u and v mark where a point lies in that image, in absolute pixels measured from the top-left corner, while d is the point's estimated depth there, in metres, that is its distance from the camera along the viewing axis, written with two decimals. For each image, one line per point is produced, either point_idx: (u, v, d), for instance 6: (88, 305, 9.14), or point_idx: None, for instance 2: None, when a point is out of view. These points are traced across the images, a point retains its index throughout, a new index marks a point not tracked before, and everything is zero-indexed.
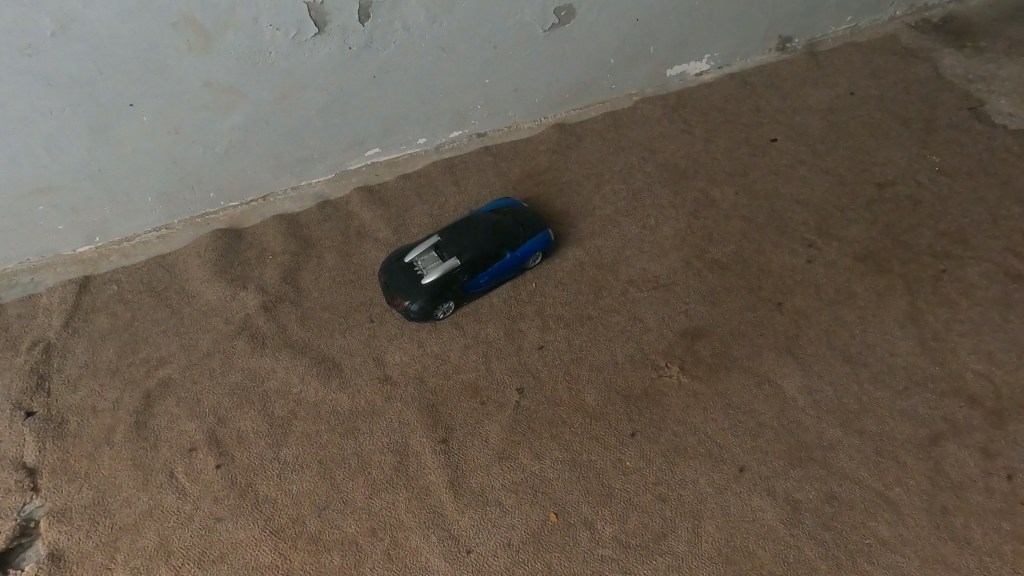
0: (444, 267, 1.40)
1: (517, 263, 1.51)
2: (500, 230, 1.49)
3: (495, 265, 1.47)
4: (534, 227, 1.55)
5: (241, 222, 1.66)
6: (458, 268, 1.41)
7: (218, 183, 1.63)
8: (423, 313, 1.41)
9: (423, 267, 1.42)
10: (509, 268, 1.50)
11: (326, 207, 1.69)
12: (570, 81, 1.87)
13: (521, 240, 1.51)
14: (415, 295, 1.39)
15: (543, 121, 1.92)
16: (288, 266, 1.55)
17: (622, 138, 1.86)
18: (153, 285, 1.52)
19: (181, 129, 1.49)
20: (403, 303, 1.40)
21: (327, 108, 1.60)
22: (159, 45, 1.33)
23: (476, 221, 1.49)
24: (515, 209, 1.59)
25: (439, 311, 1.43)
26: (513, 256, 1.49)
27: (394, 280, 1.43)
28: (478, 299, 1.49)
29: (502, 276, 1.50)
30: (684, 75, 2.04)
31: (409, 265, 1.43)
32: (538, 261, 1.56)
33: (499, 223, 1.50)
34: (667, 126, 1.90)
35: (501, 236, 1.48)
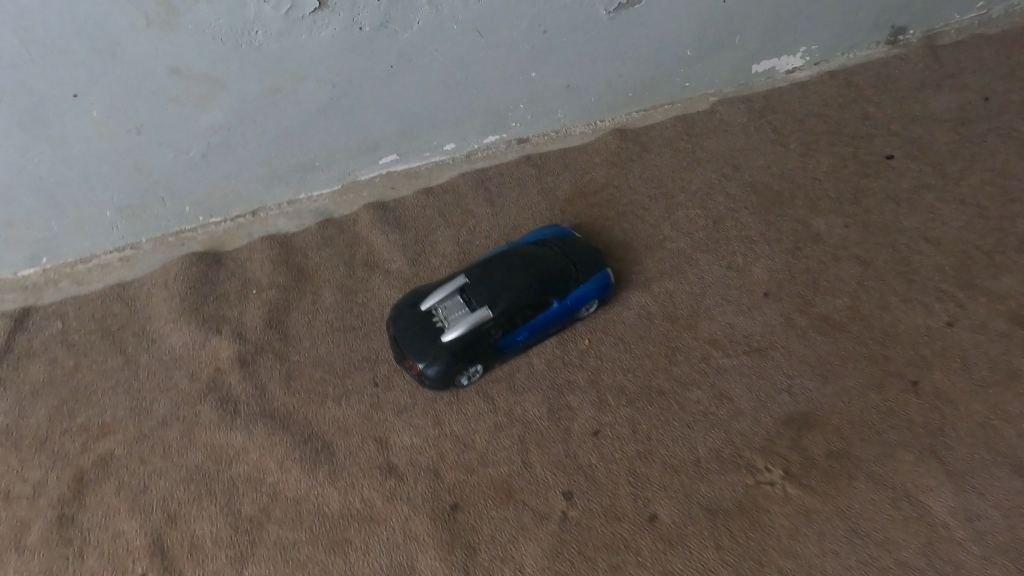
0: (472, 320, 1.06)
1: (567, 314, 1.16)
2: (547, 270, 1.14)
3: (539, 316, 1.13)
4: (590, 265, 1.20)
5: (222, 244, 1.34)
6: (491, 323, 1.07)
7: (195, 194, 1.31)
8: (442, 379, 1.08)
9: (445, 319, 1.08)
10: (556, 320, 1.15)
11: (328, 227, 1.36)
12: (634, 75, 1.50)
13: (573, 284, 1.16)
14: (432, 356, 1.06)
15: (599, 124, 1.56)
16: (276, 304, 1.23)
17: (697, 150, 1.50)
18: (104, 321, 1.22)
19: (144, 128, 1.17)
20: (417, 366, 1.07)
21: (330, 104, 1.27)
22: (106, 18, 1.00)
23: (516, 258, 1.15)
24: (565, 240, 1.24)
25: (463, 375, 1.10)
26: (563, 304, 1.14)
27: (406, 333, 1.09)
28: (515, 359, 1.15)
29: (546, 330, 1.15)
30: (773, 72, 1.66)
31: (427, 314, 1.10)
32: (594, 309, 1.21)
33: (545, 260, 1.16)
34: (753, 137, 1.53)
35: (548, 279, 1.13)
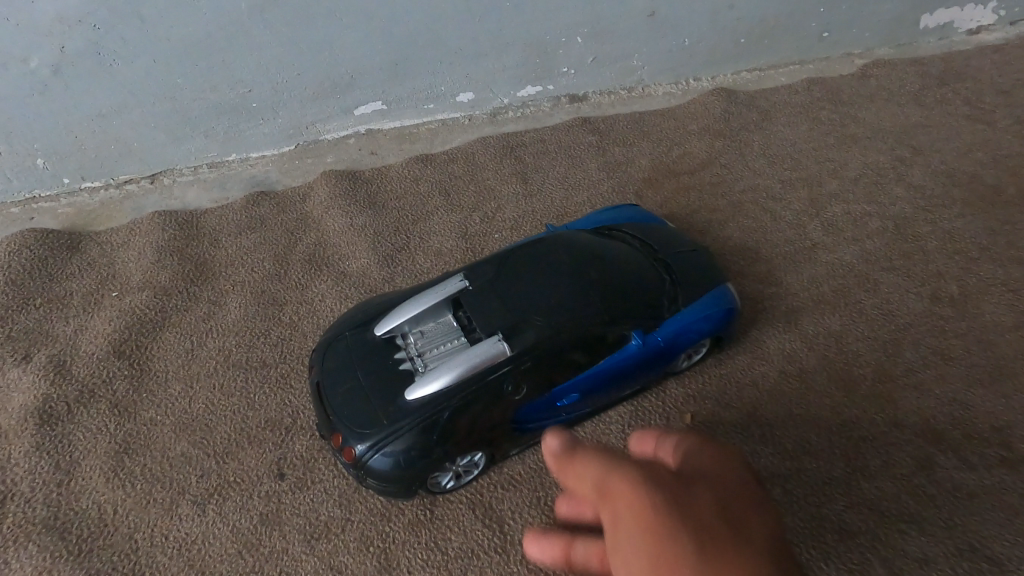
0: (469, 362, 0.52)
1: (658, 362, 0.61)
2: (620, 279, 0.60)
3: (605, 362, 0.58)
4: (698, 278, 0.65)
5: (92, 222, 0.85)
6: (511, 374, 0.53)
7: (53, 139, 0.82)
8: (402, 479, 0.53)
9: (419, 359, 0.54)
10: (636, 372, 0.60)
11: (260, 204, 0.85)
12: (751, 8, 0.98)
13: (669, 308, 0.61)
14: (385, 432, 0.52)
15: (692, 84, 1.05)
16: (141, 317, 0.71)
17: (848, 123, 0.96)
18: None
19: None
20: (352, 450, 0.52)
21: (269, 1, 0.77)
22: None
23: (564, 253, 0.61)
24: (649, 232, 0.69)
25: (446, 471, 0.55)
26: (652, 343, 0.59)
27: (338, 380, 0.55)
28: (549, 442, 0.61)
29: (615, 389, 0.60)
30: (951, 30, 1.12)
31: (384, 348, 0.56)
32: (702, 356, 0.65)
33: (617, 261, 0.62)
34: (935, 109, 0.98)
35: (623, 296, 0.59)
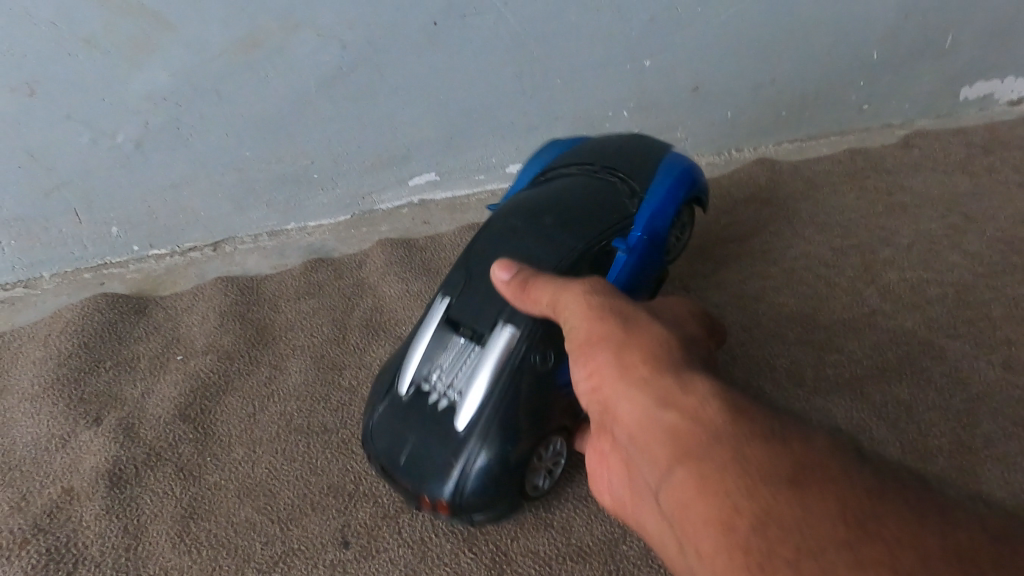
0: (493, 364, 0.52)
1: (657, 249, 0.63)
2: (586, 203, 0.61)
3: (618, 270, 0.60)
4: (648, 172, 0.67)
5: (158, 287, 0.87)
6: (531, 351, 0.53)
7: (127, 210, 0.87)
8: (499, 491, 0.54)
9: (451, 388, 0.53)
10: (645, 265, 0.62)
11: (318, 270, 0.87)
12: (792, 84, 1.02)
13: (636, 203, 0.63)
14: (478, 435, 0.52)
15: (735, 155, 1.08)
16: (205, 382, 0.73)
17: (895, 192, 0.97)
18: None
19: (39, 88, 0.74)
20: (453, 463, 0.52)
21: (335, 80, 0.83)
22: None
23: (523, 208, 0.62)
24: (585, 153, 0.70)
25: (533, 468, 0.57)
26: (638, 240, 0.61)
27: (401, 418, 0.54)
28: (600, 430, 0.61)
29: (640, 283, 0.63)
30: (992, 101, 1.14)
31: (415, 399, 0.54)
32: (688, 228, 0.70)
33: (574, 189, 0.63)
34: (982, 178, 0.98)
35: (599, 221, 0.60)
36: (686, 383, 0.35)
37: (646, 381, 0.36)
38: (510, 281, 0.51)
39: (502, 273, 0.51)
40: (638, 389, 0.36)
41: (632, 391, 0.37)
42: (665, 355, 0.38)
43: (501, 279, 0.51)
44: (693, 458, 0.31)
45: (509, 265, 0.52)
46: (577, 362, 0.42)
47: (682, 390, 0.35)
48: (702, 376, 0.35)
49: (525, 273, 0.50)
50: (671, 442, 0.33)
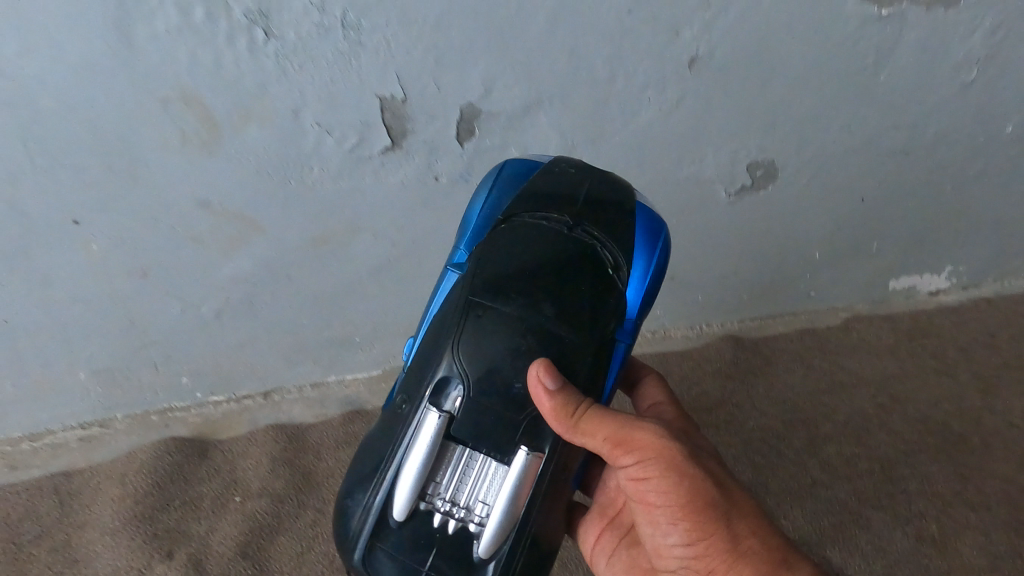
0: (511, 495, 0.56)
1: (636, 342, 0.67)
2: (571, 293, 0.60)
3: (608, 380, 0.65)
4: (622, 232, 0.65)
5: (216, 433, 1.06)
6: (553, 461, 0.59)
7: (197, 364, 1.05)
8: None
9: (456, 504, 0.58)
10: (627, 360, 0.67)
11: (353, 421, 1.02)
12: (751, 276, 1.27)
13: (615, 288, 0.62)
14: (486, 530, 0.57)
15: (705, 328, 1.33)
16: (264, 523, 0.88)
17: (834, 369, 1.19)
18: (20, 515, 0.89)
19: (150, 272, 0.94)
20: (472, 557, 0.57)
21: (385, 268, 1.05)
22: (139, 134, 0.82)
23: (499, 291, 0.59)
24: (548, 197, 0.65)
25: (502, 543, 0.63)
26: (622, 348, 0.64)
27: (406, 543, 0.57)
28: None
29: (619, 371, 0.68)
30: (914, 291, 1.39)
31: (415, 513, 0.58)
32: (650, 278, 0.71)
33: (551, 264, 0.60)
34: (907, 361, 1.22)
35: (589, 315, 0.59)
36: (783, 559, 0.64)
37: (755, 554, 0.64)
38: (555, 399, 0.56)
39: (546, 388, 0.56)
40: (749, 557, 0.64)
41: (742, 559, 0.64)
42: (758, 530, 0.65)
43: (546, 387, 0.57)
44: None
45: (551, 370, 0.57)
46: (691, 522, 0.65)
47: (783, 565, 0.64)
48: (792, 551, 0.66)
49: (573, 398, 0.56)
50: None
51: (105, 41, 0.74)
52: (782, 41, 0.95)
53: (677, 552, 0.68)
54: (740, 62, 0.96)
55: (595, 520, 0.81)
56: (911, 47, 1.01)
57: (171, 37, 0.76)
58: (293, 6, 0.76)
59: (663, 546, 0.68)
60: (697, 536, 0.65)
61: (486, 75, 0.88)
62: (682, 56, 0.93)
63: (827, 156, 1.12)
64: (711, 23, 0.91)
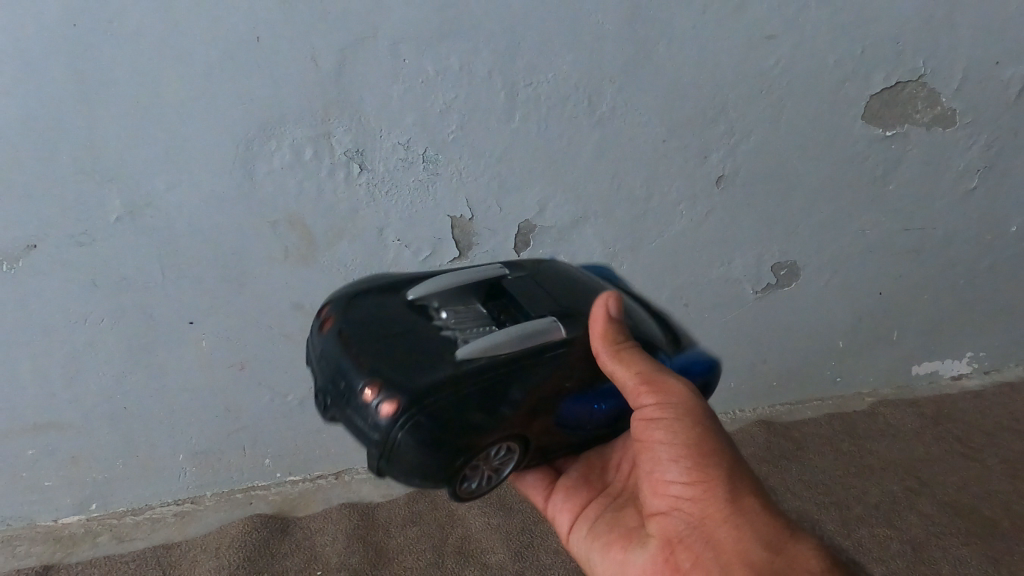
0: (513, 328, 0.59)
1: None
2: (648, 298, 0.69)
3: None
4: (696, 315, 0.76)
5: (294, 510, 1.17)
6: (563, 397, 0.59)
7: (279, 447, 1.18)
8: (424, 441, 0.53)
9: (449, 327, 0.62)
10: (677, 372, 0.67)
11: (418, 501, 1.14)
12: (779, 363, 1.36)
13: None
14: (398, 376, 0.54)
15: (739, 414, 1.41)
16: None
17: (864, 454, 1.29)
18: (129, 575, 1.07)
19: (247, 365, 1.08)
20: (363, 393, 0.54)
21: None
22: (249, 250, 0.96)
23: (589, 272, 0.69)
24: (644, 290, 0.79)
25: (392, 395, 0.53)
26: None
27: (365, 330, 0.60)
28: (573, 475, 0.75)
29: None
30: (937, 375, 1.47)
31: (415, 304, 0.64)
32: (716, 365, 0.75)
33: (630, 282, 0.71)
34: (933, 445, 1.30)
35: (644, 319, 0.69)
36: (787, 530, 0.58)
37: (754, 515, 0.58)
38: (610, 322, 0.61)
39: (607, 311, 0.62)
40: (748, 517, 0.58)
41: (738, 517, 0.58)
42: (759, 494, 0.60)
43: (600, 311, 0.61)
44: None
45: (616, 302, 0.63)
46: (693, 467, 0.60)
47: (785, 534, 0.58)
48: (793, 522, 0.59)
49: (624, 329, 0.61)
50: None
51: (231, 176, 0.90)
52: (797, 160, 1.10)
53: (671, 492, 0.61)
54: (761, 179, 1.10)
55: (577, 495, 0.74)
56: (914, 161, 1.15)
57: (284, 172, 0.91)
58: (385, 146, 0.92)
59: (659, 481, 0.62)
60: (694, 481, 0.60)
61: (541, 197, 1.02)
62: (711, 174, 1.07)
63: (844, 255, 1.23)
64: (735, 147, 1.05)
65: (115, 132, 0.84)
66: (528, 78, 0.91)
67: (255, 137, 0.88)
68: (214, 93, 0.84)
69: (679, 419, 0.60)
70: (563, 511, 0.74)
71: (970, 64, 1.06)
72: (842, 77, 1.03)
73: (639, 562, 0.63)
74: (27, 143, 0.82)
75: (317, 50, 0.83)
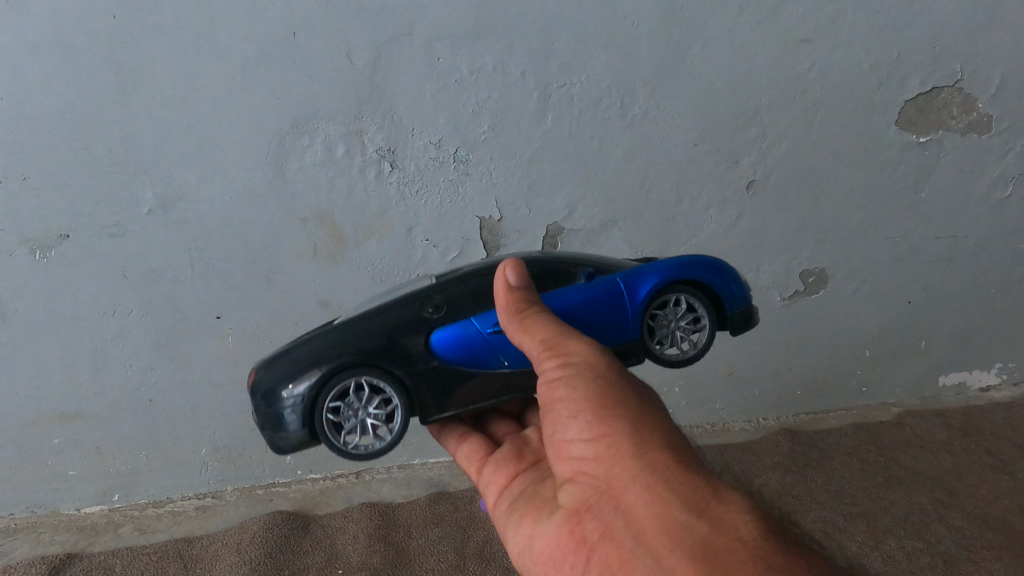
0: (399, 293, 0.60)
1: (636, 311, 0.58)
2: (600, 260, 0.62)
3: (577, 297, 0.57)
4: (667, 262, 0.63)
5: (314, 507, 1.17)
6: (433, 334, 0.55)
7: None
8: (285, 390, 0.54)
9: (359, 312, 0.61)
10: (614, 314, 0.57)
11: (439, 503, 1.14)
12: (804, 372, 1.35)
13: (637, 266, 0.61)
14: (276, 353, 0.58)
15: (763, 422, 1.38)
16: None
17: (891, 464, 1.27)
18: (152, 568, 1.06)
19: None
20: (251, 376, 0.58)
21: None
22: (277, 245, 0.96)
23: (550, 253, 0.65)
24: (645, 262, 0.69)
25: (282, 354, 0.56)
26: (611, 286, 0.58)
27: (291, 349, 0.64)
28: (503, 449, 0.66)
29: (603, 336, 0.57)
30: (964, 386, 1.45)
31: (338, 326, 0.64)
32: (703, 314, 0.61)
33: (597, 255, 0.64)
34: (961, 457, 1.28)
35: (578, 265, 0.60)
36: (712, 488, 0.42)
37: (668, 471, 0.43)
38: (513, 290, 0.54)
39: (506, 281, 0.54)
40: (662, 475, 0.43)
41: (649, 475, 0.43)
42: (681, 450, 0.45)
43: (507, 281, 0.54)
44: (726, 563, 0.37)
45: (517, 269, 0.55)
46: (597, 422, 0.46)
47: (709, 494, 0.41)
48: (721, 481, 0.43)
49: (529, 295, 0.53)
50: (696, 548, 0.39)
51: (262, 171, 0.90)
52: (828, 164, 1.08)
53: (574, 456, 0.48)
54: (792, 183, 1.08)
55: (508, 465, 0.64)
56: (948, 169, 1.13)
57: (315, 169, 0.91)
58: (416, 145, 0.92)
59: (562, 447, 0.50)
60: (599, 437, 0.46)
61: (570, 199, 0.99)
62: (741, 180, 1.05)
63: (873, 262, 1.21)
64: (767, 152, 1.04)
65: (150, 124, 0.85)
66: (560, 78, 0.91)
67: (287, 133, 0.88)
68: (251, 88, 0.84)
69: (582, 372, 0.48)
70: (492, 483, 0.64)
71: (1007, 71, 1.05)
72: (877, 83, 1.01)
73: (545, 545, 0.51)
74: (65, 133, 0.83)
75: (353, 48, 0.85)
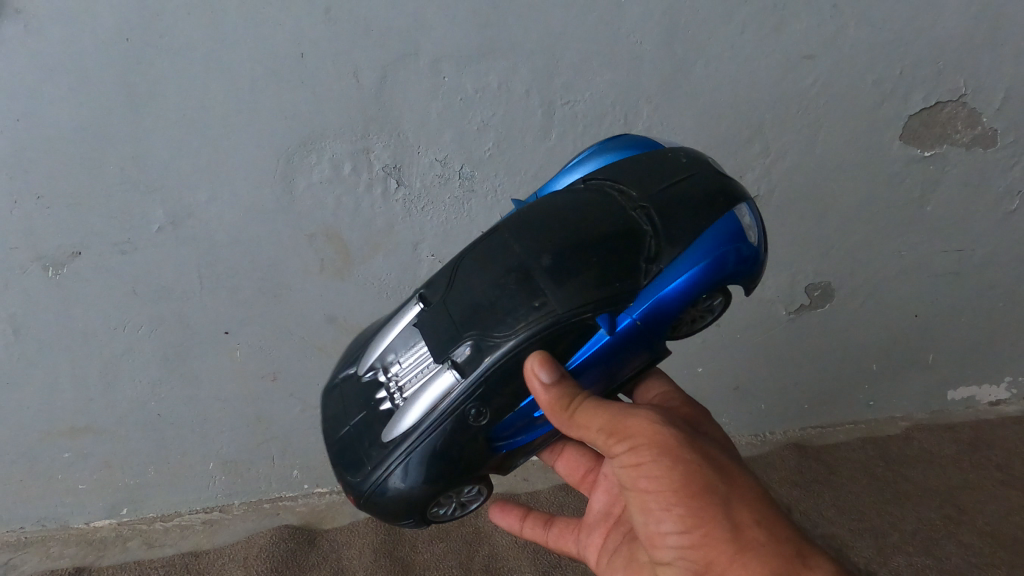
0: (429, 399, 0.56)
1: (657, 332, 0.55)
2: (599, 254, 0.53)
3: (599, 349, 0.54)
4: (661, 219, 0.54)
5: (321, 523, 1.18)
6: (493, 429, 0.57)
7: (307, 459, 1.20)
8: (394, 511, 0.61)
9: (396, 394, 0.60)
10: (635, 347, 0.55)
11: None
12: (811, 386, 1.35)
13: (648, 272, 0.53)
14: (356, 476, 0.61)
15: (769, 436, 1.39)
16: None
17: (898, 480, 1.26)
18: None
19: (280, 375, 1.09)
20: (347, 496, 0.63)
21: None
22: (285, 262, 0.97)
23: (538, 231, 0.56)
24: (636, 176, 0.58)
25: (371, 483, 0.60)
26: (630, 326, 0.53)
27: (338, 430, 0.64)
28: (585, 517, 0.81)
29: (635, 355, 0.56)
30: (973, 400, 1.43)
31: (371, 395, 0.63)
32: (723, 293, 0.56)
33: (596, 229, 0.55)
34: (971, 472, 1.27)
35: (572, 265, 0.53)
36: (797, 559, 0.53)
37: (759, 547, 0.53)
38: (551, 392, 0.53)
39: (540, 381, 0.53)
40: (756, 552, 0.53)
41: (747, 554, 0.53)
42: (766, 522, 0.55)
43: (539, 380, 0.53)
44: None
45: (546, 361, 0.53)
46: (687, 509, 0.55)
47: (800, 564, 0.52)
48: (807, 546, 0.54)
49: (568, 390, 0.53)
50: None
51: (270, 189, 0.91)
52: (832, 180, 1.08)
53: (672, 543, 0.57)
54: (796, 198, 1.09)
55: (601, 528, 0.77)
56: (953, 182, 1.13)
57: (323, 187, 0.92)
58: (422, 162, 0.93)
59: (656, 534, 0.58)
60: (692, 523, 0.55)
61: None
62: (745, 195, 1.07)
63: (878, 276, 1.21)
64: (770, 169, 1.05)
65: (160, 144, 0.86)
66: (564, 96, 0.91)
67: (295, 151, 0.89)
68: (257, 106, 0.85)
69: (664, 467, 0.56)
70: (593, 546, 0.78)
71: (1015, 85, 1.03)
72: (881, 98, 1.01)
73: None
74: (77, 155, 0.84)
75: (359, 68, 0.84)
